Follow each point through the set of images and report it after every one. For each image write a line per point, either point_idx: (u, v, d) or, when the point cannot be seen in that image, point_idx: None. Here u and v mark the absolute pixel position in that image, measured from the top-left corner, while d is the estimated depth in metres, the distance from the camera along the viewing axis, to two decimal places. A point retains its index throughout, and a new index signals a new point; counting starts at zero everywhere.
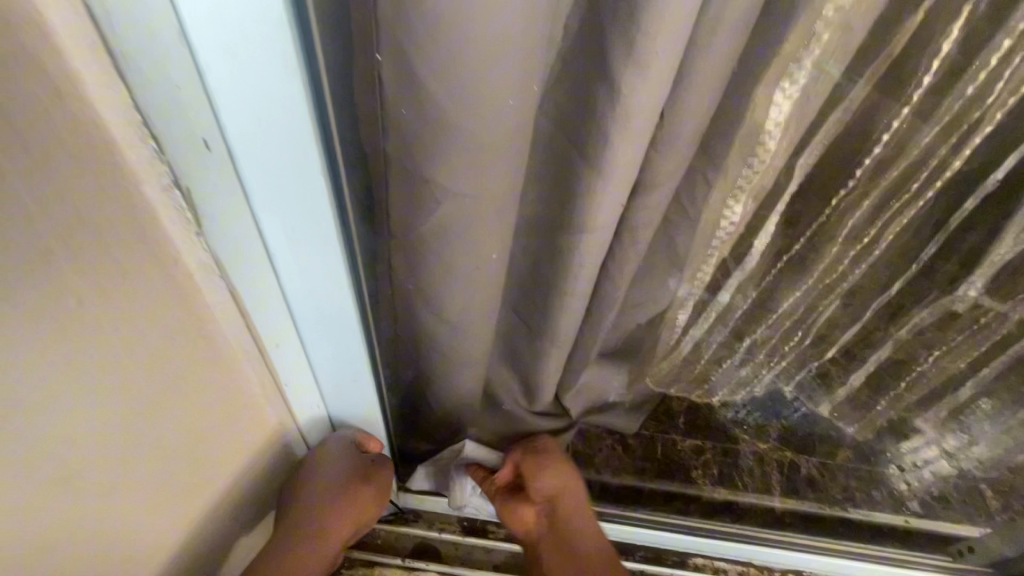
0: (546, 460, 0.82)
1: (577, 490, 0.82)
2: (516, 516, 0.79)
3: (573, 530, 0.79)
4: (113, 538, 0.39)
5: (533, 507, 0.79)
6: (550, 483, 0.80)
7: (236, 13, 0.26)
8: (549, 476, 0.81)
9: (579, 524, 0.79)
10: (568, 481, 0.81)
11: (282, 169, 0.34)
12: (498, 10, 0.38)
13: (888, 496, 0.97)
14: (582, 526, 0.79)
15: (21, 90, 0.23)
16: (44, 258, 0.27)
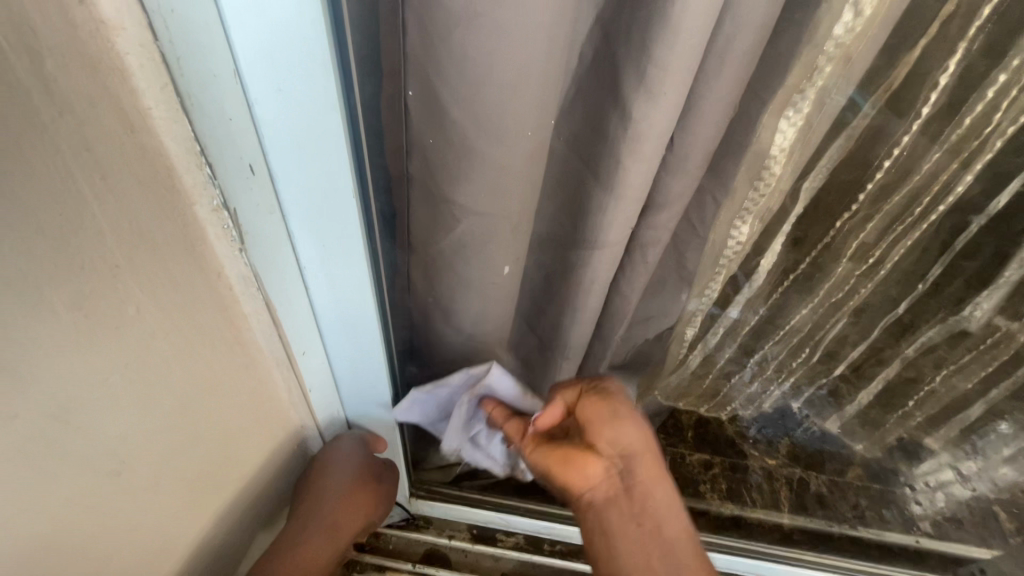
0: (618, 404, 0.56)
1: (659, 457, 0.56)
2: (572, 470, 0.54)
3: (655, 515, 0.53)
4: (150, 534, 0.42)
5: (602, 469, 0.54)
6: (624, 435, 0.54)
7: (288, 56, 0.30)
8: (623, 427, 0.55)
9: (663, 512, 0.54)
10: (648, 441, 0.56)
11: (319, 189, 0.37)
12: (517, 49, 0.41)
13: (903, 518, 0.95)
14: (667, 514, 0.54)
15: (100, 123, 0.27)
16: (112, 270, 0.30)
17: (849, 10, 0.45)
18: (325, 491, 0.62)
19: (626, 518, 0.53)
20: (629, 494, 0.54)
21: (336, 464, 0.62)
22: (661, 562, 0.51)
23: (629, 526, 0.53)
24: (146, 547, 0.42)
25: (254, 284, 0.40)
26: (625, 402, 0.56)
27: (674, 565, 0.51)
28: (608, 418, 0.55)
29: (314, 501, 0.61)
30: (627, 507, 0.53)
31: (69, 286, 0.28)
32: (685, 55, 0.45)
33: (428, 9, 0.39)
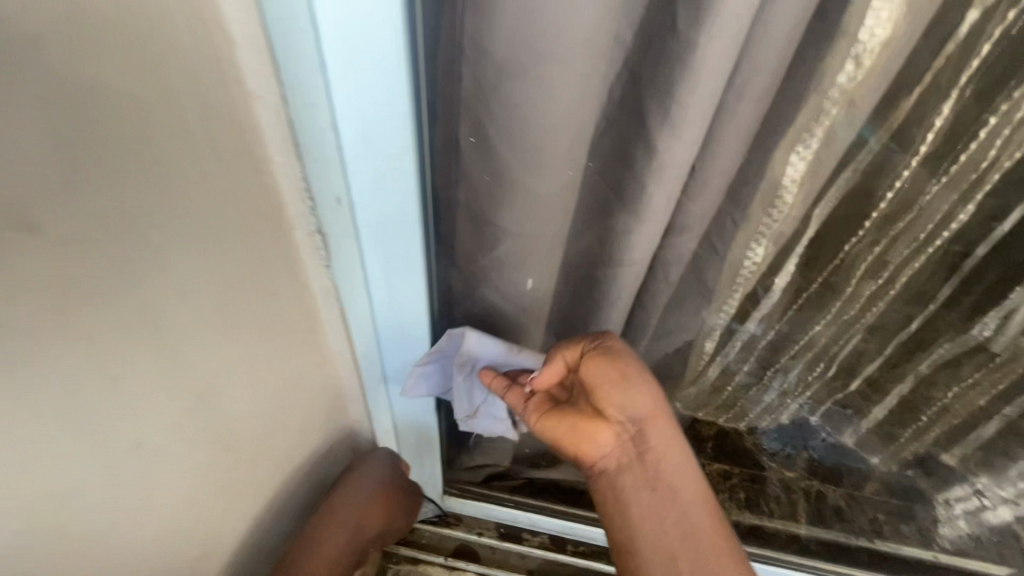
0: (626, 368, 0.55)
1: (671, 416, 0.57)
2: (582, 437, 0.56)
3: (667, 471, 0.56)
4: (237, 502, 0.49)
5: (611, 432, 0.55)
6: (636, 402, 0.55)
7: (376, 114, 0.36)
8: (635, 394, 0.55)
9: (675, 469, 0.56)
10: (658, 404, 0.56)
11: (390, 220, 0.43)
12: (559, 96, 0.48)
13: (920, 536, 0.97)
14: (679, 468, 0.56)
15: (241, 168, 0.34)
16: (237, 285, 0.37)
17: (850, 62, 0.51)
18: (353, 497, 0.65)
19: (641, 480, 0.55)
20: (642, 459, 0.56)
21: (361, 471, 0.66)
22: (670, 516, 0.55)
23: (641, 484, 0.56)
24: (234, 512, 0.49)
25: (333, 294, 0.48)
26: (633, 364, 0.55)
27: (681, 518, 0.55)
28: (617, 386, 0.54)
29: (343, 503, 0.64)
30: (638, 466, 0.56)
31: (213, 298, 0.35)
32: (703, 100, 0.52)
33: (482, 63, 0.46)
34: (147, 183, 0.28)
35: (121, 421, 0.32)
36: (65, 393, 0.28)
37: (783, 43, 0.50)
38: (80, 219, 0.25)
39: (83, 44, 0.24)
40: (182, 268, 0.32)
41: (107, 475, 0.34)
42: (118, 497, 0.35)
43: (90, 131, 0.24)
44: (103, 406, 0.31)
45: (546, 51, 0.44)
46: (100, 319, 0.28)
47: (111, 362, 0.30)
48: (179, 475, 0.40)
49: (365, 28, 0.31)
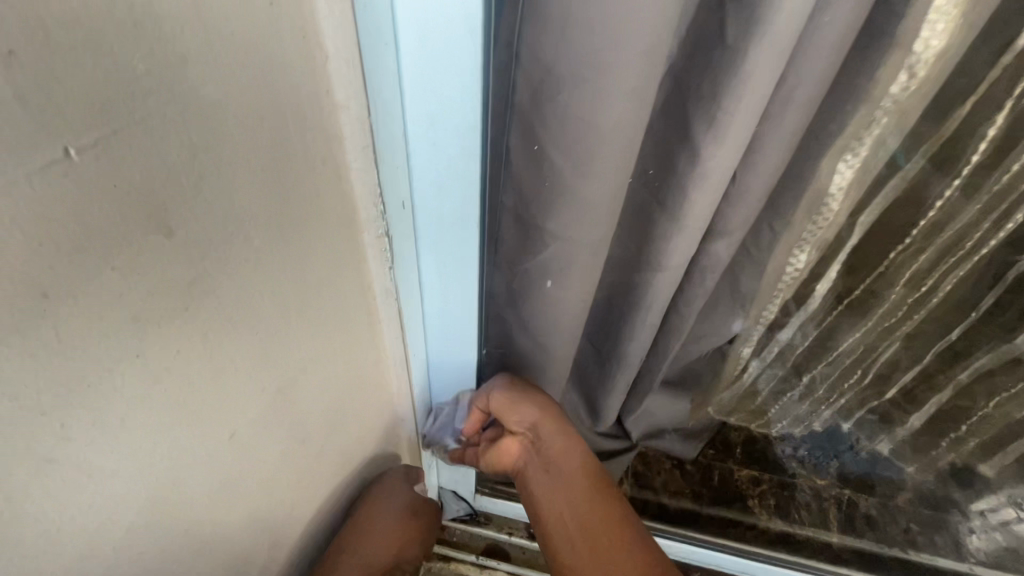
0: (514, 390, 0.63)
1: (560, 412, 0.66)
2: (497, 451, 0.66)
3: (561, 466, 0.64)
4: (297, 500, 0.50)
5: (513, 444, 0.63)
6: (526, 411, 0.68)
7: (444, 120, 0.38)
8: (525, 409, 0.63)
9: (565, 460, 0.65)
10: (547, 407, 0.66)
11: (448, 219, 0.45)
12: (612, 104, 0.49)
13: (946, 543, 0.98)
14: (569, 453, 0.65)
15: (322, 172, 0.36)
16: (312, 284, 0.38)
17: (904, 72, 0.51)
18: (370, 520, 0.67)
19: (538, 469, 0.65)
20: (541, 455, 0.66)
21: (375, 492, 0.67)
22: (565, 496, 0.63)
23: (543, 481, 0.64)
24: (294, 509, 0.50)
25: (393, 295, 0.49)
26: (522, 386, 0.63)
27: (575, 497, 0.62)
28: (509, 405, 0.62)
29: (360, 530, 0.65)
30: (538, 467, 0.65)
31: (297, 299, 0.37)
32: (749, 108, 0.53)
33: (540, 72, 0.48)
34: (255, 191, 0.30)
35: (223, 409, 0.34)
36: (187, 381, 0.31)
37: (830, 54, 0.51)
38: (200, 219, 0.27)
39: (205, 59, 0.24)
40: (271, 273, 0.34)
41: (204, 466, 0.35)
42: (217, 480, 0.37)
43: (219, 143, 0.26)
44: (212, 395, 0.33)
45: (604, 61, 0.46)
46: (219, 310, 0.31)
47: (221, 354, 0.32)
48: (257, 468, 0.41)
49: (445, 40, 0.34)
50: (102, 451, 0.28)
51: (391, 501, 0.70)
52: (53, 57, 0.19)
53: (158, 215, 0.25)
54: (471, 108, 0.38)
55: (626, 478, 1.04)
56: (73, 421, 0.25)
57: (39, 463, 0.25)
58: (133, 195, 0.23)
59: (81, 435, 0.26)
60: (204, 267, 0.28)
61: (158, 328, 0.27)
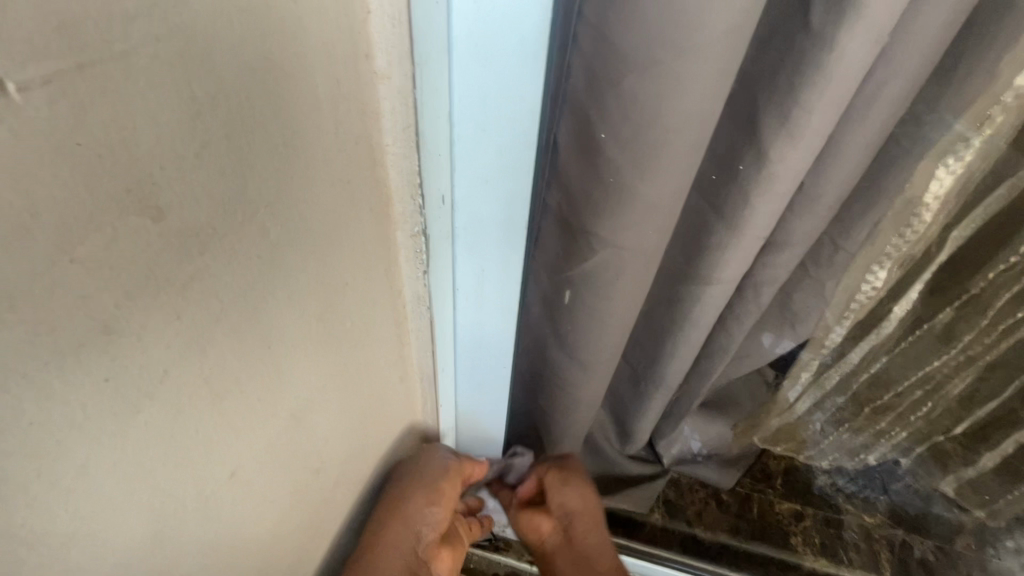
0: (569, 471, 0.76)
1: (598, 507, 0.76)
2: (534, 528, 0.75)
3: (592, 557, 0.73)
4: (309, 542, 0.43)
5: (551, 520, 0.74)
6: (574, 499, 0.75)
7: (496, 102, 0.31)
8: (574, 494, 0.75)
9: (597, 552, 0.74)
10: (590, 498, 0.76)
11: (489, 221, 0.38)
12: (687, 93, 0.42)
13: None
14: (598, 542, 0.74)
15: (351, 153, 0.29)
16: (341, 289, 0.32)
17: None
18: (407, 513, 0.54)
19: (570, 558, 0.73)
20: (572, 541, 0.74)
21: (421, 476, 0.56)
22: None
23: (571, 566, 0.73)
24: (317, 541, 0.45)
25: (423, 303, 0.44)
26: (576, 473, 0.77)
27: None
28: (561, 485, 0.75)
29: (396, 526, 0.53)
30: (569, 551, 0.74)
31: (317, 306, 0.30)
32: (834, 99, 0.45)
33: (602, 56, 0.42)
34: (263, 170, 0.23)
35: (219, 446, 0.27)
36: (174, 413, 0.24)
37: (932, 40, 0.44)
38: (200, 203, 0.21)
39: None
40: (270, 280, 0.26)
41: (197, 518, 0.28)
42: (211, 532, 0.30)
43: (225, 106, 0.20)
44: (211, 425, 0.26)
45: (681, 44, 0.39)
46: (215, 324, 0.24)
47: (223, 377, 0.26)
48: (271, 505, 0.35)
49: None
50: (37, 512, 0.20)
51: (429, 478, 0.56)
52: None
53: (138, 193, 0.18)
54: (531, 80, 0.31)
55: (657, 507, 0.95)
56: (13, 474, 0.18)
57: None
58: (82, 161, 0.16)
59: (21, 493, 0.19)
60: (199, 265, 0.22)
61: (127, 351, 0.20)
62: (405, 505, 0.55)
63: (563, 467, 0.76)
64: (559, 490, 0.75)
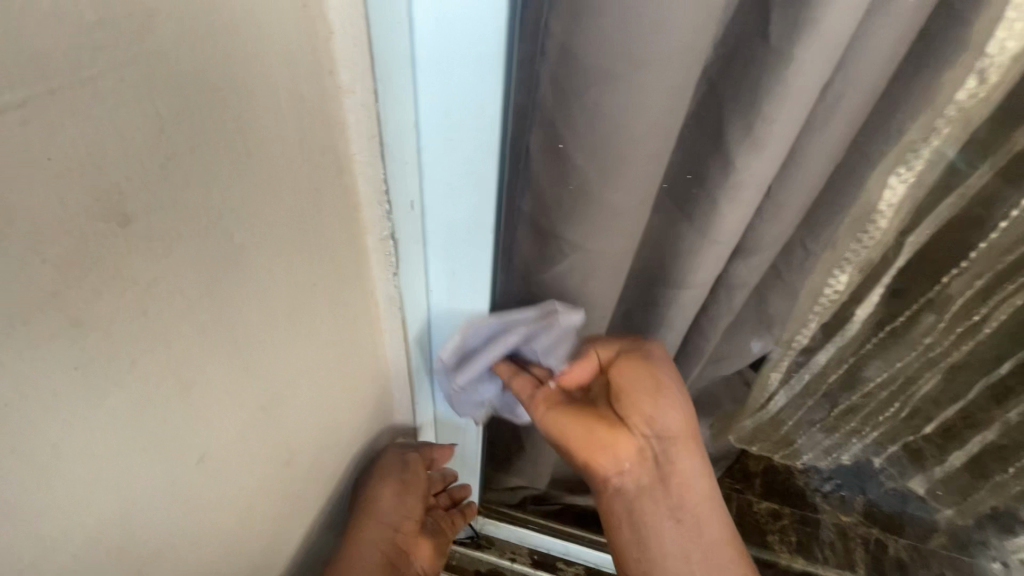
0: (660, 377, 0.50)
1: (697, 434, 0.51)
2: (596, 447, 0.49)
3: (692, 501, 0.52)
4: (269, 538, 0.44)
5: (632, 442, 0.49)
6: (669, 415, 0.49)
7: (459, 114, 0.33)
8: (670, 409, 0.49)
9: (698, 492, 0.52)
10: (688, 410, 0.51)
11: (457, 227, 0.40)
12: (647, 105, 0.45)
13: None
14: (700, 482, 0.52)
15: (322, 161, 0.32)
16: (311, 288, 0.34)
17: (975, 76, 0.47)
18: (379, 511, 0.56)
19: (660, 503, 0.51)
20: (664, 477, 0.50)
21: (386, 471, 0.57)
22: (693, 537, 0.52)
23: (663, 510, 0.51)
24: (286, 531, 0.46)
25: (396, 304, 0.46)
26: (669, 376, 0.50)
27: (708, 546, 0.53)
28: (652, 398, 0.49)
29: (370, 526, 0.55)
30: (661, 490, 0.51)
31: (287, 303, 0.33)
32: (792, 110, 0.47)
33: (568, 69, 0.44)
34: (224, 178, 0.25)
35: (194, 427, 0.30)
36: (150, 396, 0.26)
37: (884, 54, 0.46)
38: (175, 208, 0.23)
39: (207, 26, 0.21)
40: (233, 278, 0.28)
41: (164, 502, 0.30)
42: (180, 516, 0.32)
43: (193, 122, 0.22)
44: (183, 408, 0.28)
45: (640, 58, 0.42)
46: (189, 315, 0.26)
47: (196, 365, 0.28)
48: (233, 495, 0.36)
49: (464, 8, 0.29)
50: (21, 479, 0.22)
51: (394, 473, 0.57)
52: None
53: (106, 199, 0.20)
54: (487, 87, 0.32)
55: None
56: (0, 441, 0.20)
57: None
58: (58, 167, 0.18)
59: (4, 462, 0.21)
60: (168, 264, 0.24)
61: (96, 342, 0.22)
62: (375, 503, 0.56)
63: (647, 359, 0.51)
64: (647, 405, 0.49)
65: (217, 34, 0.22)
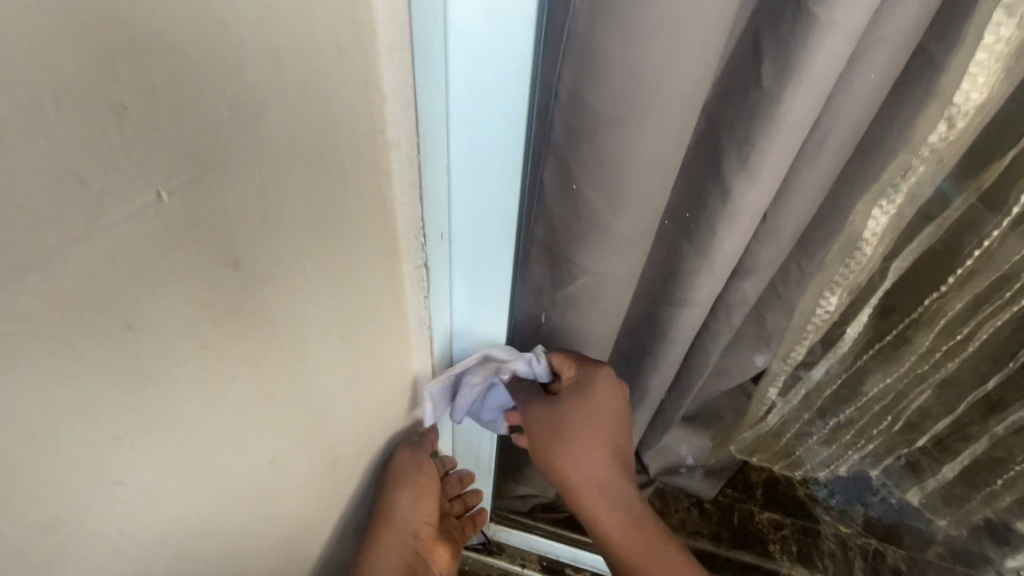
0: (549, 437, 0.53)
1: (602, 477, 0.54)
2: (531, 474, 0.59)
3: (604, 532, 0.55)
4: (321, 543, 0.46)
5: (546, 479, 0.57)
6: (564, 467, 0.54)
7: (486, 160, 0.39)
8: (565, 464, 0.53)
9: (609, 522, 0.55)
10: (585, 460, 0.53)
11: (481, 252, 0.46)
12: (651, 143, 0.50)
13: None
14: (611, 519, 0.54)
15: (372, 202, 0.36)
16: (359, 312, 0.38)
17: (944, 122, 0.52)
18: (398, 520, 0.55)
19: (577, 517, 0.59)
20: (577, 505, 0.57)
21: (401, 477, 0.55)
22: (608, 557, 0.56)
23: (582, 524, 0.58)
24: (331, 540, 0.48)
25: (426, 324, 0.50)
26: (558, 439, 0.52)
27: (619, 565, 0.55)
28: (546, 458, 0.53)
29: (391, 536, 0.54)
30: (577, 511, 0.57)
31: (342, 328, 0.37)
32: (783, 148, 0.52)
33: (578, 113, 0.49)
34: (301, 225, 0.29)
35: (270, 438, 0.31)
36: (241, 416, 0.28)
37: (866, 97, 0.51)
38: (270, 252, 0.27)
39: (303, 109, 0.26)
40: (324, 306, 0.33)
41: (259, 515, 0.34)
42: (257, 520, 0.34)
43: (281, 181, 0.26)
44: (263, 421, 0.30)
45: (644, 104, 0.47)
46: (271, 339, 0.29)
47: (275, 387, 0.30)
48: (302, 502, 0.39)
49: (493, 75, 0.34)
50: (143, 502, 0.24)
51: (411, 479, 0.55)
52: (160, 107, 0.19)
53: (227, 249, 0.24)
54: (510, 136, 0.38)
55: None
56: (129, 466, 0.22)
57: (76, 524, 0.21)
58: (192, 225, 0.21)
59: (130, 486, 0.23)
60: (260, 298, 0.27)
61: (219, 377, 0.26)
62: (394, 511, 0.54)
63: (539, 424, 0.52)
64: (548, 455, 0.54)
65: (306, 111, 0.26)
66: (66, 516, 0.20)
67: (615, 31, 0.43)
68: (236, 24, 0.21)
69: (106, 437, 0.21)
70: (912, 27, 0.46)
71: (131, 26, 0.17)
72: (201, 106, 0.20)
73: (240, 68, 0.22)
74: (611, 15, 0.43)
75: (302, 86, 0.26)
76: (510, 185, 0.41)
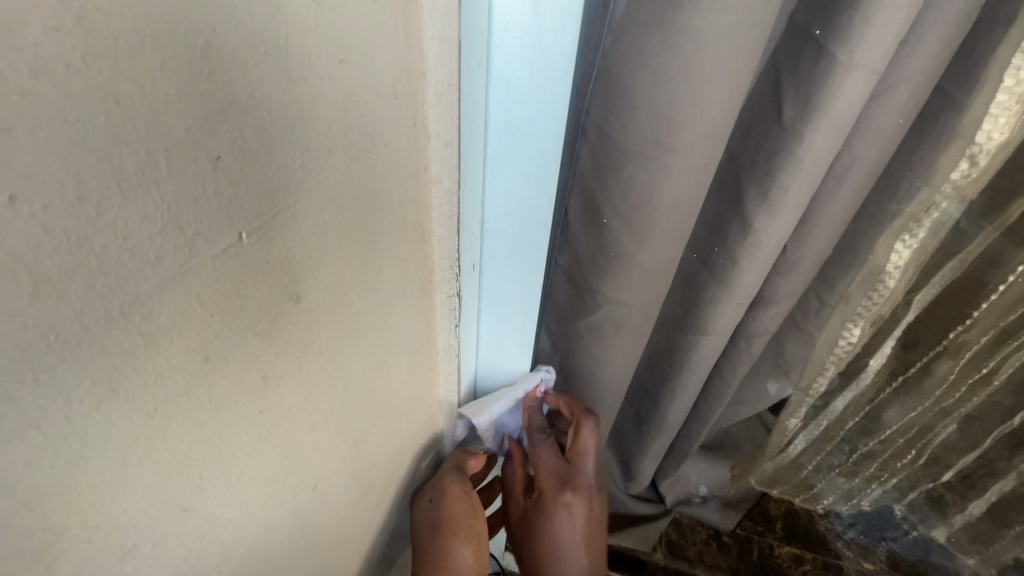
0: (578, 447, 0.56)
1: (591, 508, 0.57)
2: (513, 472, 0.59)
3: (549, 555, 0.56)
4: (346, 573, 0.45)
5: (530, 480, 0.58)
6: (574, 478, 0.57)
7: (520, 197, 0.41)
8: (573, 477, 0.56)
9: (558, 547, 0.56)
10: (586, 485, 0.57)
11: (512, 280, 0.47)
12: (677, 179, 0.51)
13: None
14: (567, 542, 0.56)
15: (412, 239, 0.36)
16: (397, 343, 0.39)
17: (966, 161, 0.53)
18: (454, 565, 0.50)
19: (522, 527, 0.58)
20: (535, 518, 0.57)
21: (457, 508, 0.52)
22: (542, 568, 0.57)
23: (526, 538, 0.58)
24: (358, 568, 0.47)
25: (455, 350, 0.49)
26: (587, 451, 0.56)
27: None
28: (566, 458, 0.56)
29: None
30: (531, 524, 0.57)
31: (379, 358, 0.37)
32: (805, 182, 0.53)
33: (606, 148, 0.51)
34: (353, 262, 0.30)
35: (311, 467, 0.32)
36: (288, 447, 0.29)
37: (887, 134, 0.52)
38: (328, 288, 0.28)
39: (363, 152, 0.28)
40: (367, 338, 0.34)
41: (295, 544, 0.34)
42: (294, 548, 0.34)
43: (343, 218, 0.28)
44: (306, 450, 0.31)
45: (671, 142, 0.48)
46: (318, 372, 0.29)
47: (319, 418, 0.31)
48: (335, 529, 0.39)
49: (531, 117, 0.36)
50: (199, 532, 0.24)
51: (464, 520, 0.52)
52: (244, 166, 0.20)
53: (289, 287, 0.25)
54: (545, 172, 0.39)
55: (660, 545, 1.01)
56: (193, 496, 0.23)
57: (139, 555, 0.22)
58: (258, 272, 0.22)
59: (189, 518, 0.23)
60: (312, 333, 0.27)
61: (276, 408, 0.26)
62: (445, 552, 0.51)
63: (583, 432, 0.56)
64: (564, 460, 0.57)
65: (361, 154, 0.28)
66: (141, 543, 0.21)
67: (642, 70, 0.45)
68: (313, 77, 0.22)
69: (178, 467, 0.22)
70: (930, 70, 0.47)
71: (227, 89, 0.19)
72: (280, 154, 0.22)
73: (311, 115, 0.23)
74: (641, 55, 0.44)
75: (358, 129, 0.27)
76: (541, 216, 0.42)
